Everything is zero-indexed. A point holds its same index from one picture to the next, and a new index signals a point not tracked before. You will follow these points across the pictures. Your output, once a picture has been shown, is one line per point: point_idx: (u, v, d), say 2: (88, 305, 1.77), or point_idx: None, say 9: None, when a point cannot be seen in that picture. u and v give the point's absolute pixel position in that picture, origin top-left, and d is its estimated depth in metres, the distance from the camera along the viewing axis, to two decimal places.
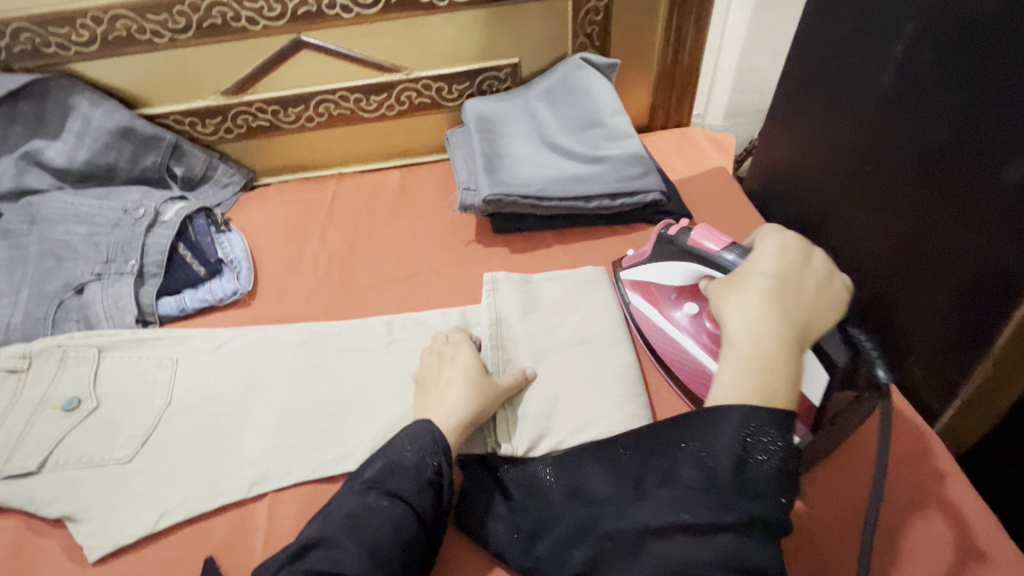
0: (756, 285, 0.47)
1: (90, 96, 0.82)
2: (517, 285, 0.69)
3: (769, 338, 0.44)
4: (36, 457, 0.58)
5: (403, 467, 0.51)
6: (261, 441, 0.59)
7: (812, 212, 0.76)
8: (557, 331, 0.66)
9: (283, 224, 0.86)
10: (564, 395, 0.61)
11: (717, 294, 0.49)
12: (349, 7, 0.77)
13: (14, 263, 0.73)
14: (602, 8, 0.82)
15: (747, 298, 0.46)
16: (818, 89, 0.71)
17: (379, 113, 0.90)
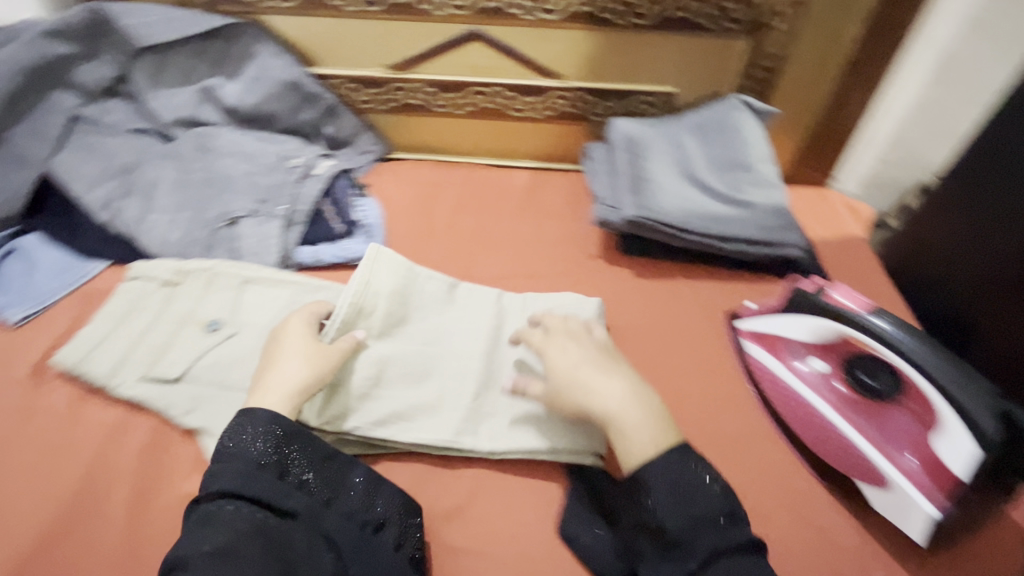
0: (587, 368, 0.58)
1: (273, 46, 0.87)
2: (399, 267, 0.68)
3: (640, 400, 0.55)
4: (178, 367, 0.62)
5: (238, 457, 0.52)
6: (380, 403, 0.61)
7: (965, 298, 0.79)
8: (412, 324, 0.67)
9: (415, 200, 0.89)
10: (386, 382, 0.63)
11: (562, 398, 0.57)
12: (532, 10, 0.79)
13: (180, 185, 0.79)
14: (777, 55, 0.81)
15: (595, 385, 0.56)
16: (1007, 185, 0.73)
17: (526, 114, 0.92)
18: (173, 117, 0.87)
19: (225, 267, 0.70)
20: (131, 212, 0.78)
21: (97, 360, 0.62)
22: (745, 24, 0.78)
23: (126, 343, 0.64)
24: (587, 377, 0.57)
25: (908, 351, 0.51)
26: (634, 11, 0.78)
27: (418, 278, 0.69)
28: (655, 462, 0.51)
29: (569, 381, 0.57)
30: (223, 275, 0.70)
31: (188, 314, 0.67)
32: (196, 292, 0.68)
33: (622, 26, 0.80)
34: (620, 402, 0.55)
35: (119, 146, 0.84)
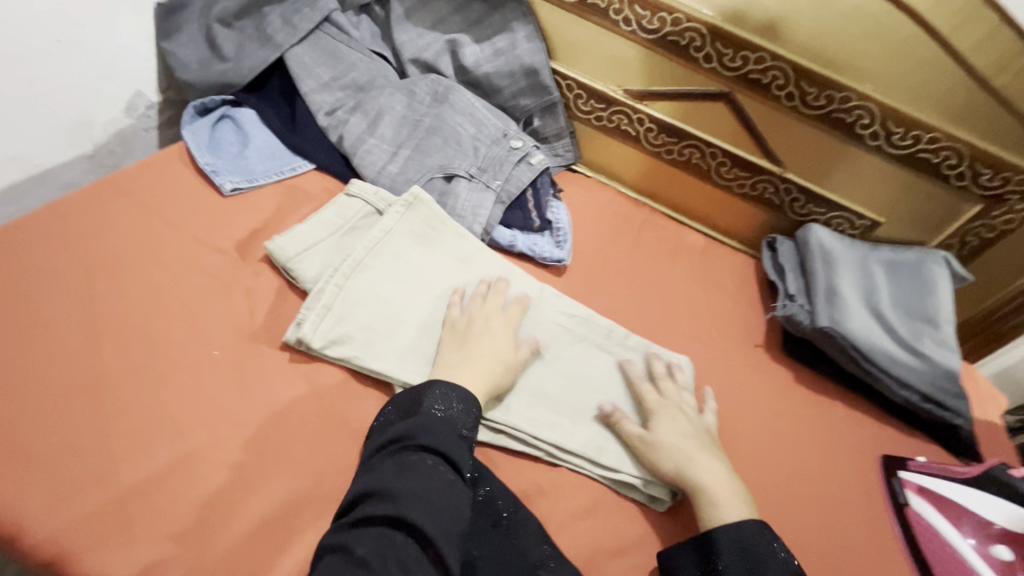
0: (692, 443, 0.59)
1: (530, 29, 0.88)
2: (429, 218, 0.70)
3: (734, 486, 0.57)
4: (378, 304, 0.62)
5: (439, 421, 0.53)
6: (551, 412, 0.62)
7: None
8: (417, 266, 0.67)
9: (598, 222, 0.90)
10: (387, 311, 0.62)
11: (653, 449, 0.59)
12: (794, 97, 0.81)
13: (407, 122, 0.80)
14: (1000, 230, 0.82)
15: (695, 459, 0.58)
16: None
17: (728, 184, 0.93)
18: (413, 55, 0.88)
19: (420, 202, 0.70)
20: (353, 129, 0.78)
21: (309, 263, 0.63)
22: (987, 192, 0.79)
23: (337, 256, 0.65)
24: (685, 444, 0.59)
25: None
26: (890, 138, 0.79)
27: (446, 232, 0.70)
28: (734, 528, 0.53)
29: (666, 449, 0.58)
30: (421, 214, 0.70)
31: (395, 251, 0.66)
32: (408, 225, 0.68)
33: (870, 146, 0.81)
34: (710, 479, 0.56)
35: (356, 61, 0.85)
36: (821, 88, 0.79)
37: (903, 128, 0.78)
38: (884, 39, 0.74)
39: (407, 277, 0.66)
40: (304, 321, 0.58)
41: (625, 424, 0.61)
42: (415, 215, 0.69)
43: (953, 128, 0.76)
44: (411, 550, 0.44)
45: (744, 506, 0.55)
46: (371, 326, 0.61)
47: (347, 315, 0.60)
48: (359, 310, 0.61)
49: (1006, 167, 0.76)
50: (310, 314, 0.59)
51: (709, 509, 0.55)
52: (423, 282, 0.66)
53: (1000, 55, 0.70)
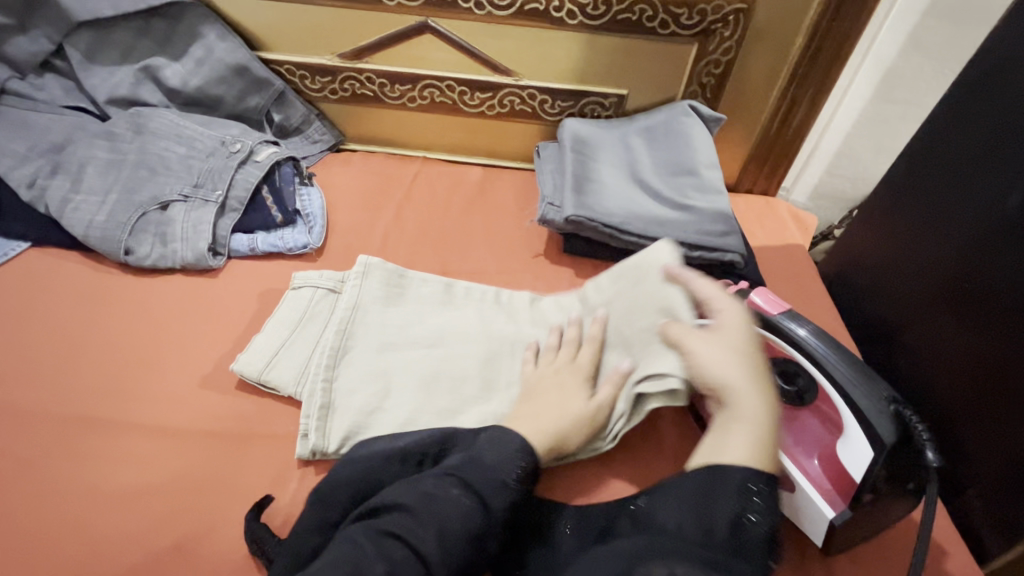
0: (737, 354, 0.52)
1: (219, 28, 0.84)
2: (388, 277, 0.69)
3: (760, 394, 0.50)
4: (294, 369, 0.62)
5: (500, 470, 0.49)
6: (388, 376, 0.61)
7: (894, 318, 0.78)
8: (382, 316, 0.66)
9: (361, 193, 0.88)
10: (368, 379, 0.61)
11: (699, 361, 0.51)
12: (483, 4, 0.79)
13: (112, 165, 0.76)
14: (724, 62, 0.82)
15: (743, 388, 0.50)
16: (929, 199, 0.74)
17: (479, 110, 0.91)
18: (108, 95, 0.84)
19: (373, 264, 0.69)
20: (56, 192, 0.75)
21: (254, 359, 0.63)
22: (693, 30, 0.79)
23: (307, 350, 0.64)
24: (718, 356, 0.51)
25: (812, 349, 0.50)
26: (585, 11, 0.78)
27: (412, 283, 0.69)
28: (732, 470, 0.46)
29: (720, 360, 0.51)
30: (379, 273, 0.68)
31: (386, 317, 0.66)
32: (371, 293, 0.67)
33: (574, 26, 0.80)
34: (744, 401, 0.49)
35: (50, 123, 0.81)
36: None
37: None
38: None
39: (418, 340, 0.64)
40: (310, 430, 0.58)
41: (674, 328, 0.54)
42: (373, 275, 0.68)
43: None
44: (404, 563, 0.43)
45: (767, 459, 0.47)
46: (386, 397, 0.60)
47: (378, 402, 0.59)
48: (372, 392, 0.60)
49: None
50: (323, 423, 0.58)
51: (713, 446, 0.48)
52: (415, 339, 0.64)
53: None
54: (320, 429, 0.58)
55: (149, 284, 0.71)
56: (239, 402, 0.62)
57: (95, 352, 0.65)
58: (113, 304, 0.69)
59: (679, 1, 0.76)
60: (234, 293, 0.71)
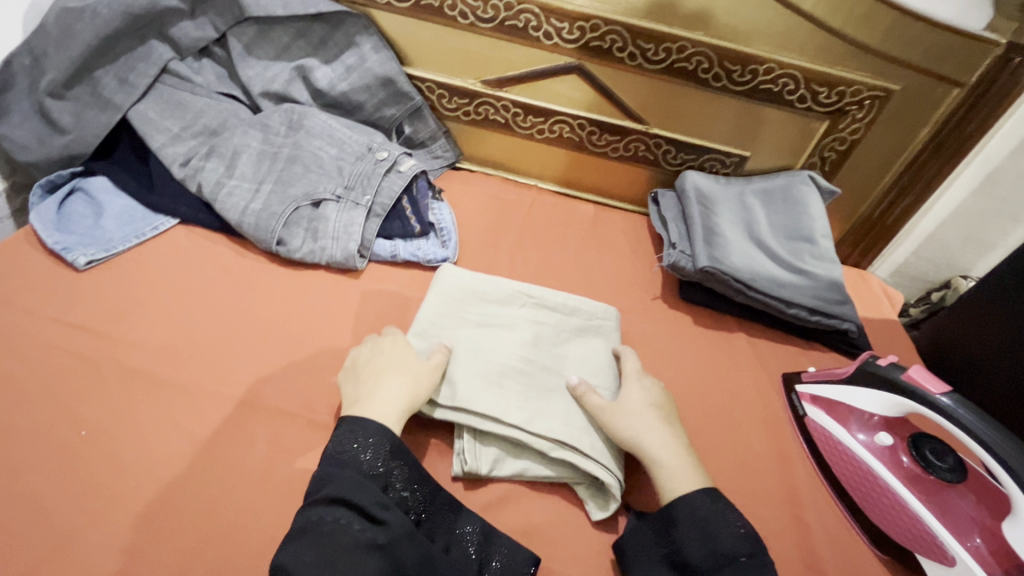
0: (647, 414, 0.59)
1: (375, 41, 0.88)
2: (471, 289, 0.70)
3: (679, 447, 0.57)
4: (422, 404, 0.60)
5: (370, 467, 0.50)
6: (495, 388, 0.61)
7: (1005, 401, 0.79)
8: (469, 334, 0.66)
9: (484, 214, 0.91)
10: (478, 390, 0.60)
11: (621, 407, 0.60)
12: (636, 56, 0.83)
13: (265, 157, 0.79)
14: (849, 141, 0.87)
15: (651, 431, 0.58)
16: None
17: (603, 151, 0.95)
18: (262, 88, 0.87)
19: (456, 275, 0.71)
20: (210, 175, 0.77)
21: (381, 407, 0.54)
22: (828, 108, 0.84)
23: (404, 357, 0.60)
24: (636, 414, 0.59)
25: (968, 424, 0.52)
26: (732, 77, 0.83)
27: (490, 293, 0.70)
28: (675, 501, 0.52)
29: (632, 425, 0.58)
30: (458, 286, 0.70)
31: (479, 336, 0.66)
32: (457, 309, 0.68)
33: (716, 88, 0.85)
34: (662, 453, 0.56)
35: (204, 106, 0.83)
36: (657, 43, 0.81)
37: (740, 65, 0.81)
38: None
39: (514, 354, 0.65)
40: (464, 454, 0.58)
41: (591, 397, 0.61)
42: (452, 290, 0.70)
43: (783, 56, 0.80)
44: None
45: (696, 475, 0.55)
46: (508, 406, 0.59)
47: (499, 409, 0.59)
48: (493, 401, 0.59)
49: (838, 82, 0.81)
50: (479, 458, 0.58)
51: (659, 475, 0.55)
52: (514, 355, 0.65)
53: None
54: (469, 453, 0.58)
55: (296, 276, 0.73)
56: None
57: (247, 335, 0.66)
58: (260, 290, 0.71)
59: (823, 80, 0.81)
60: (376, 296, 0.73)
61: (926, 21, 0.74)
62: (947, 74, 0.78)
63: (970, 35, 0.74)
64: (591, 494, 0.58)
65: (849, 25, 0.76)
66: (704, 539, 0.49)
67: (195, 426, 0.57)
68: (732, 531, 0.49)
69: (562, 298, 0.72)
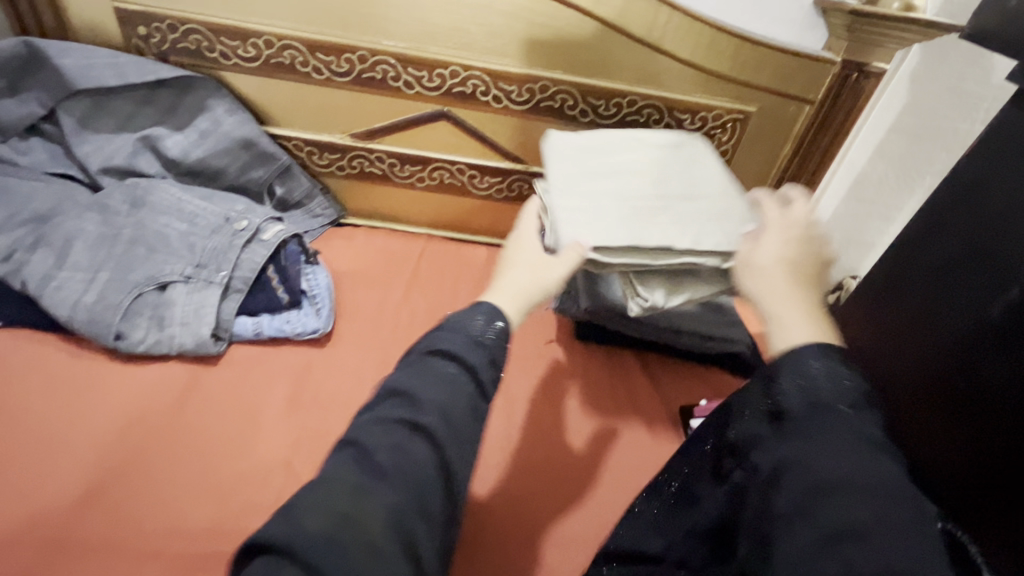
0: (797, 284, 0.47)
1: (229, 103, 0.83)
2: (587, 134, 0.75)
3: (811, 311, 0.45)
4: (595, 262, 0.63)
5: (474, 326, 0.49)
6: (625, 218, 0.64)
7: (895, 404, 0.76)
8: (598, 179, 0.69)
9: (367, 272, 0.86)
10: (646, 221, 0.64)
11: (755, 261, 0.50)
12: (501, 98, 0.82)
13: (102, 241, 0.71)
14: (721, 163, 0.89)
15: (782, 292, 0.46)
16: (918, 291, 0.75)
17: (488, 192, 0.93)
18: (102, 164, 0.79)
19: (560, 141, 0.74)
20: (37, 267, 0.68)
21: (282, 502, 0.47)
22: (694, 134, 0.85)
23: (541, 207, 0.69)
24: (771, 264, 0.49)
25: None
26: (598, 111, 0.83)
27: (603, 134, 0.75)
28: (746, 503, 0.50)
29: (762, 279, 0.48)
30: (564, 147, 0.73)
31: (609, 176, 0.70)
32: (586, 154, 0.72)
33: (586, 123, 0.85)
34: (792, 323, 0.44)
35: (32, 190, 0.74)
36: (518, 84, 0.81)
37: (604, 99, 0.82)
38: (546, 27, 0.76)
39: (650, 181, 0.69)
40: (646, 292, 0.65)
41: (767, 205, 0.56)
42: (558, 151, 0.73)
43: (641, 88, 0.81)
44: None
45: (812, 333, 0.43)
46: (671, 234, 0.63)
47: (669, 239, 0.63)
48: (641, 235, 0.62)
49: (698, 108, 0.82)
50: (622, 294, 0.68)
51: (774, 332, 0.44)
52: (653, 202, 0.67)
53: (645, 16, 0.75)
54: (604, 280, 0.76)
55: (139, 372, 0.65)
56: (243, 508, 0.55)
57: (75, 450, 0.57)
58: (95, 393, 0.62)
59: (683, 108, 0.83)
60: (234, 382, 0.66)
61: (766, 45, 0.77)
62: (797, 93, 0.81)
63: (809, 56, 0.77)
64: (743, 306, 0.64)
65: (696, 53, 0.78)
66: (807, 394, 0.39)
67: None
68: (839, 380, 0.39)
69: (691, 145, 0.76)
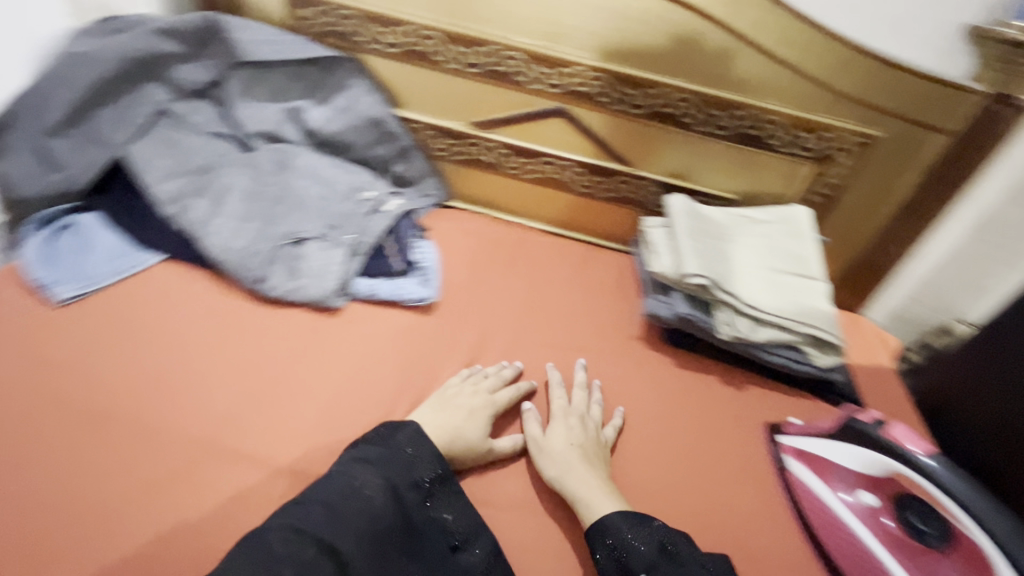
0: (578, 453, 0.63)
1: (366, 84, 0.90)
2: (696, 210, 0.85)
3: (592, 481, 0.61)
4: (701, 314, 0.77)
5: (405, 459, 0.58)
6: (746, 283, 0.78)
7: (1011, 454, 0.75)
8: (716, 247, 0.81)
9: (468, 251, 0.91)
10: (743, 281, 0.78)
11: (547, 439, 0.65)
12: (620, 101, 0.85)
13: (252, 196, 0.80)
14: (837, 186, 0.87)
15: (573, 470, 0.62)
16: None
17: (590, 191, 0.95)
18: (255, 128, 0.89)
19: (683, 206, 0.85)
20: (197, 213, 0.78)
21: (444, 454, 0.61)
22: (813, 153, 0.84)
23: (690, 252, 0.77)
24: (561, 450, 0.63)
25: (954, 493, 0.51)
26: (714, 122, 0.84)
27: (704, 209, 0.87)
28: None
29: (562, 461, 0.62)
30: (688, 213, 0.84)
31: (726, 247, 0.82)
32: (695, 222, 0.83)
33: (700, 133, 0.85)
34: (591, 495, 0.59)
35: (197, 146, 0.85)
36: (640, 88, 0.83)
37: (723, 110, 0.82)
38: (675, 33, 0.78)
39: (754, 256, 0.82)
40: (739, 325, 0.74)
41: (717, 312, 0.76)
42: (683, 213, 0.84)
43: (765, 102, 0.81)
44: None
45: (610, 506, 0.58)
46: (758, 293, 0.77)
47: (758, 296, 0.76)
48: (747, 287, 0.77)
49: (820, 128, 0.81)
50: (562, 392, 0.71)
51: (582, 509, 0.59)
52: (756, 266, 0.81)
53: (781, 31, 0.75)
54: (709, 279, 0.74)
55: (274, 315, 0.74)
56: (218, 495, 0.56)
57: (74, 405, 0.61)
58: (235, 328, 0.71)
59: (805, 126, 0.81)
60: (350, 334, 0.73)
61: (908, 69, 0.75)
62: (932, 122, 0.78)
63: (949, 84, 0.75)
64: (819, 351, 0.76)
65: (827, 72, 0.77)
66: (619, 557, 0.54)
67: (137, 474, 0.57)
68: (641, 542, 0.55)
69: (780, 213, 0.87)
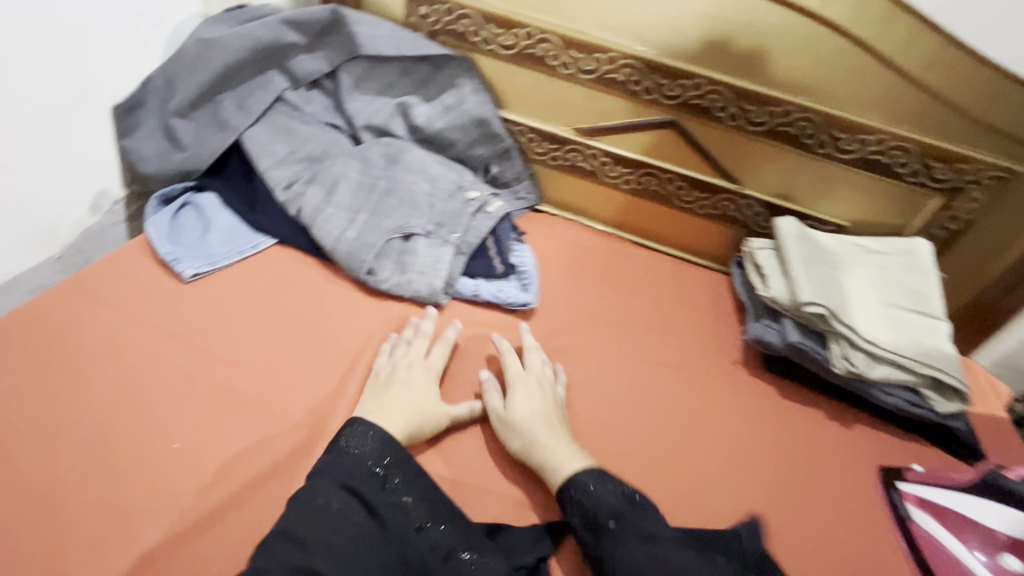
0: (540, 418, 0.64)
1: (475, 83, 0.90)
2: (807, 234, 0.82)
3: (558, 447, 0.62)
4: (814, 344, 0.74)
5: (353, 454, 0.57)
6: (864, 316, 0.74)
7: None
8: (831, 274, 0.77)
9: (562, 258, 0.90)
10: (861, 313, 0.74)
11: (511, 410, 0.65)
12: (737, 116, 0.82)
13: (363, 187, 0.81)
14: (964, 221, 0.82)
15: (539, 440, 0.62)
16: None
17: (691, 206, 0.92)
18: (366, 121, 0.91)
19: (794, 229, 0.82)
20: (310, 201, 0.80)
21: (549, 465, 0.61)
22: (944, 185, 0.79)
23: (806, 278, 0.74)
24: (521, 418, 0.64)
25: None
26: (838, 144, 0.80)
27: (815, 234, 0.83)
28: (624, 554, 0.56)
29: (523, 431, 0.63)
30: (799, 236, 0.81)
31: (841, 275, 0.78)
32: (808, 247, 0.80)
33: (820, 154, 0.82)
34: (561, 459, 0.61)
35: (311, 134, 0.87)
36: (761, 105, 0.80)
37: (849, 133, 0.79)
38: (808, 51, 0.75)
39: (870, 287, 0.78)
40: (857, 360, 0.71)
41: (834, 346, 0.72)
42: (794, 236, 0.81)
43: (897, 128, 0.77)
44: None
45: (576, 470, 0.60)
46: (877, 327, 0.73)
47: (877, 331, 0.73)
48: (865, 320, 0.74)
49: (956, 158, 0.76)
50: (513, 359, 0.70)
51: (553, 476, 0.60)
52: (872, 299, 0.77)
53: (926, 56, 0.72)
54: (826, 309, 0.71)
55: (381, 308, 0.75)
56: (285, 477, 0.59)
57: (206, 379, 0.65)
58: (346, 318, 0.73)
59: (939, 155, 0.77)
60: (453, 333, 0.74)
61: None
62: None
63: None
64: (941, 395, 0.71)
65: (970, 102, 0.73)
66: (587, 511, 0.57)
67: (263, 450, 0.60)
68: (604, 501, 0.57)
69: (898, 245, 0.82)
